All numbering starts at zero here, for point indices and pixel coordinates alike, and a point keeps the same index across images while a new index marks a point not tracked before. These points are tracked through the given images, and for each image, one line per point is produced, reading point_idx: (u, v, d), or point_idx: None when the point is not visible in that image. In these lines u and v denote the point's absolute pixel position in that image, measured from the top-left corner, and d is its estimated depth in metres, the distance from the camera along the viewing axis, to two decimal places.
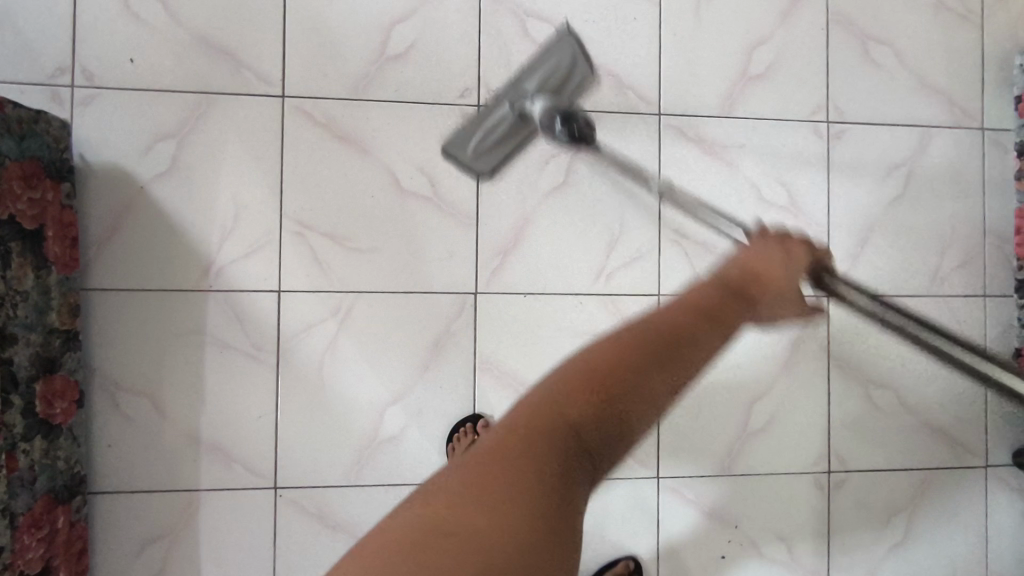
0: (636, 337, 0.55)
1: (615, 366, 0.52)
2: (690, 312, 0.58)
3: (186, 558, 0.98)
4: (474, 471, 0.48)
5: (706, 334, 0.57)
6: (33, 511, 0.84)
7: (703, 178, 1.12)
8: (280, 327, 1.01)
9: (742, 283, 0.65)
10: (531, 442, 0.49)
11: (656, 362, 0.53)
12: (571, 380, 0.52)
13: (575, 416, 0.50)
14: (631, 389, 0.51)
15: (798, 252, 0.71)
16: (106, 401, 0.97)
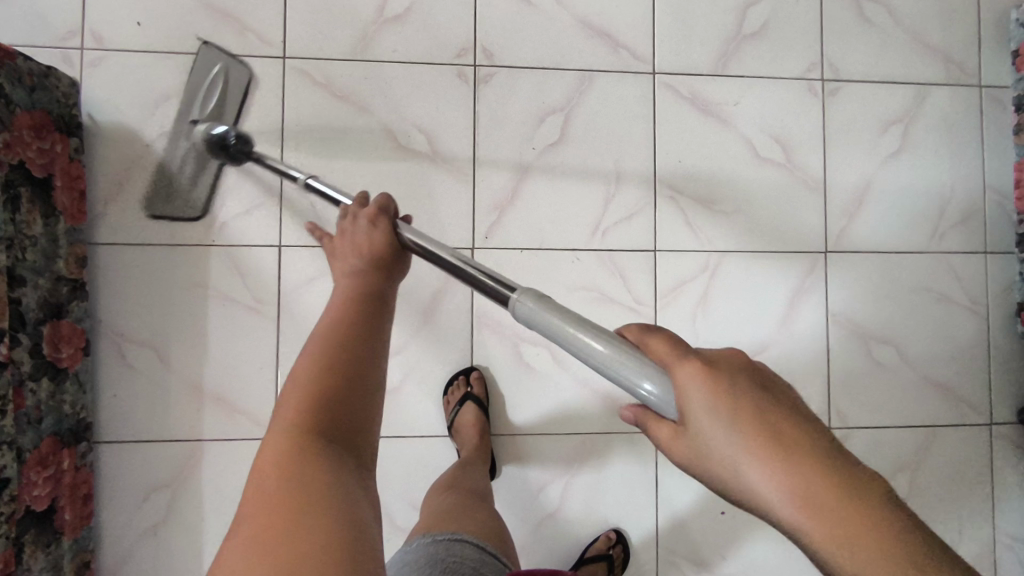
0: (346, 297, 0.64)
1: (319, 366, 0.55)
2: (366, 314, 0.61)
3: (189, 506, 1.00)
4: (260, 508, 0.46)
5: (383, 286, 0.67)
6: (39, 450, 0.86)
7: (700, 135, 1.12)
8: (280, 281, 1.03)
9: (374, 262, 0.68)
10: (288, 454, 0.49)
11: (355, 338, 0.58)
12: (296, 377, 0.54)
13: (319, 406, 0.52)
14: (350, 362, 0.56)
15: (372, 216, 0.72)
16: (112, 353, 0.99)
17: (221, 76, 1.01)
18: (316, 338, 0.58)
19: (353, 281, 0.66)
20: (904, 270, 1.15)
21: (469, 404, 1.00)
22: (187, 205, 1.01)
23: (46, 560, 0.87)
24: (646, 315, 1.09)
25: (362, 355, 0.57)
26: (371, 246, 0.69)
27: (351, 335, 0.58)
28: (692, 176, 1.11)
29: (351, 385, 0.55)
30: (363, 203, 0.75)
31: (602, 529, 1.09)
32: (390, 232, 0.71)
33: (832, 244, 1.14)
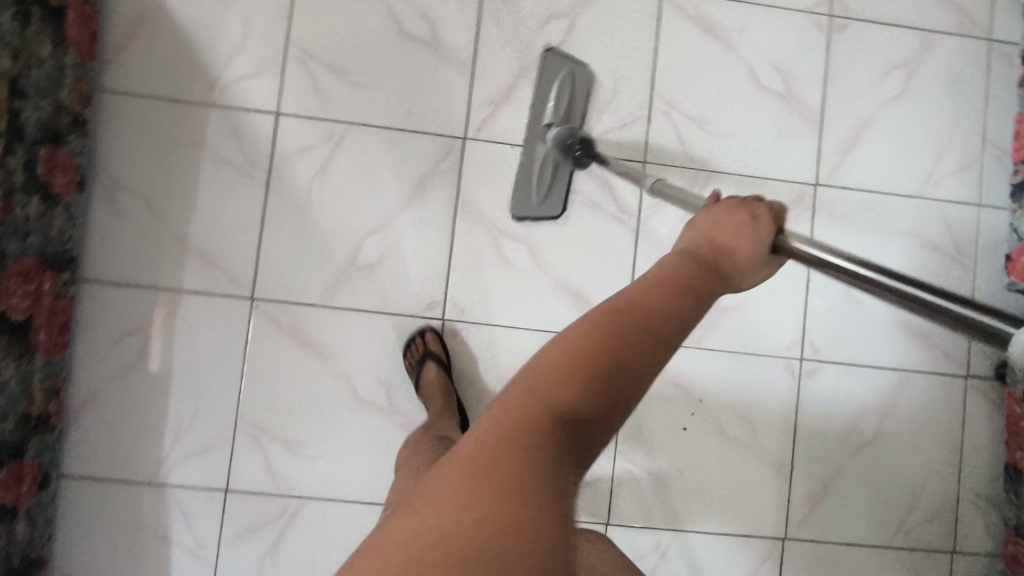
0: (663, 281, 0.52)
1: (605, 353, 0.45)
2: (682, 307, 0.50)
3: (161, 354, 1.03)
4: (477, 465, 0.42)
5: (707, 283, 0.54)
6: (23, 262, 0.89)
7: (702, 55, 1.13)
8: (274, 147, 1.05)
9: (711, 256, 0.58)
10: (535, 431, 0.42)
11: (659, 339, 0.47)
12: (581, 343, 0.45)
13: (580, 399, 0.43)
14: (640, 366, 0.46)
15: (760, 214, 0.62)
16: (104, 196, 1.02)
17: (567, 79, 1.08)
18: (623, 310, 0.48)
19: (692, 262, 0.56)
20: (892, 214, 1.15)
21: (430, 363, 1.01)
22: (546, 206, 1.08)
23: (16, 372, 0.89)
24: (629, 224, 1.10)
25: (656, 363, 0.47)
26: (710, 248, 0.59)
27: (658, 334, 0.47)
28: (690, 94, 1.12)
29: (624, 391, 0.45)
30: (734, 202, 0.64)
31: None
32: (769, 235, 0.61)
33: (822, 178, 1.14)
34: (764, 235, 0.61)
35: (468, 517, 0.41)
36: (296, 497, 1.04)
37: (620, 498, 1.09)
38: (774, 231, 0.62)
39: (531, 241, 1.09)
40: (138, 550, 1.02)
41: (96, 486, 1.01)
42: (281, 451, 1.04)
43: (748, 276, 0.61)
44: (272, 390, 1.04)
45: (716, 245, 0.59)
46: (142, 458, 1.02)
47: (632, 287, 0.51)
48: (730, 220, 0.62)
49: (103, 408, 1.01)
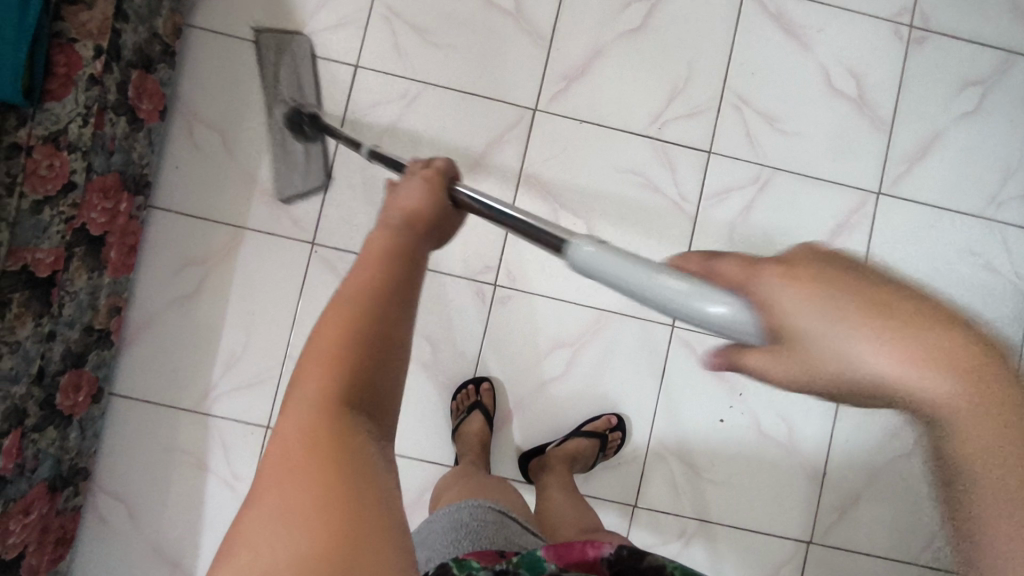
0: (379, 251, 0.46)
1: (344, 335, 0.41)
2: (402, 275, 0.45)
3: (219, 287, 1.05)
4: (267, 513, 0.37)
5: (422, 239, 0.50)
6: (105, 179, 0.90)
7: (777, 53, 1.13)
8: (350, 98, 1.08)
9: (408, 215, 0.51)
10: (311, 443, 0.38)
11: (393, 298, 0.44)
12: (319, 346, 0.41)
13: (335, 391, 0.40)
14: (386, 327, 0.42)
15: (429, 169, 0.56)
16: (182, 128, 1.05)
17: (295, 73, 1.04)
18: (347, 290, 0.43)
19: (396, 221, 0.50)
20: (952, 231, 1.14)
21: (477, 414, 1.03)
22: (308, 175, 1.05)
23: (86, 284, 0.90)
24: (688, 212, 1.11)
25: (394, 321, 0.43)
26: (399, 202, 0.52)
27: (388, 296, 0.43)
28: (762, 89, 1.13)
29: (379, 358, 0.42)
30: (425, 165, 0.58)
31: (604, 411, 1.08)
32: (441, 192, 0.55)
33: (886, 187, 1.14)
34: (421, 178, 0.56)
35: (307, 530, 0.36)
36: None
37: (649, 481, 1.10)
38: (447, 186, 0.56)
39: (590, 217, 1.10)
40: (175, 476, 1.04)
41: (144, 408, 1.04)
42: None
43: (446, 231, 0.55)
44: None
45: (409, 201, 0.52)
46: (191, 385, 1.04)
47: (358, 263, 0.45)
48: (421, 180, 0.55)
49: (159, 332, 1.04)
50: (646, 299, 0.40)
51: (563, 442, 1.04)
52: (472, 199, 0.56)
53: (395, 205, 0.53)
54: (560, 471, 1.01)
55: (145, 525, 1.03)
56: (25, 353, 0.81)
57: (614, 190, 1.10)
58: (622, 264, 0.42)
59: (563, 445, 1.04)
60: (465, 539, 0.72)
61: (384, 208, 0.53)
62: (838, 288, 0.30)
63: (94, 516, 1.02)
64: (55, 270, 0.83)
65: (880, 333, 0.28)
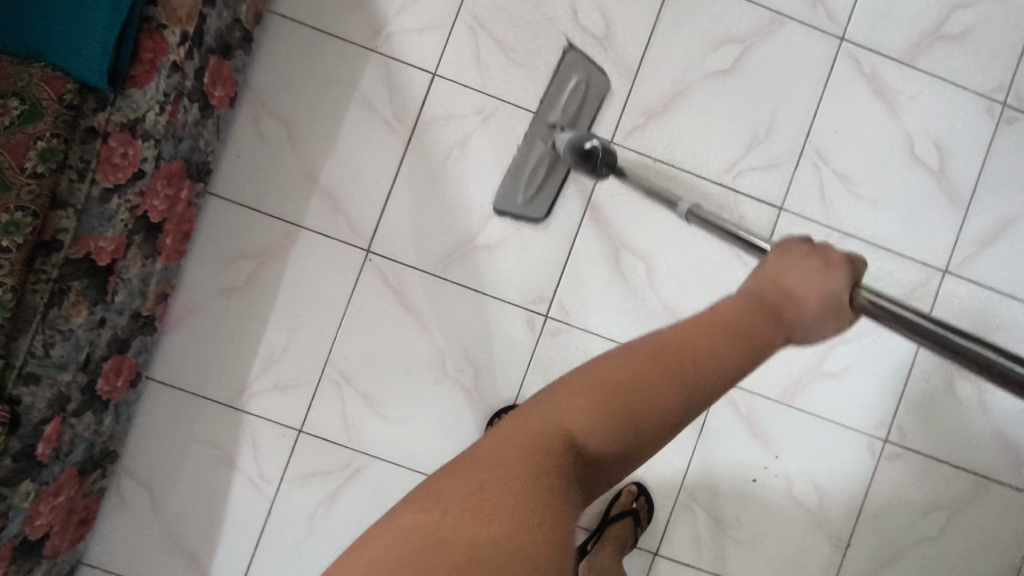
0: (727, 321, 0.60)
1: (625, 384, 0.54)
2: (733, 350, 0.58)
3: (269, 282, 1.03)
4: (528, 439, 0.53)
5: (760, 319, 0.61)
6: (171, 166, 0.88)
7: (863, 115, 1.10)
8: (422, 107, 1.04)
9: (776, 299, 0.63)
10: (568, 424, 0.53)
11: (711, 371, 0.56)
12: (632, 363, 0.55)
13: (624, 408, 0.53)
14: (670, 402, 0.54)
15: (836, 262, 0.64)
16: (249, 117, 1.02)
17: None
18: (684, 358, 0.56)
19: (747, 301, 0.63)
20: (1014, 318, 1.11)
21: None
22: None
23: (140, 270, 0.89)
24: (749, 266, 1.08)
25: (702, 384, 0.55)
26: (783, 294, 0.64)
27: (711, 367, 0.56)
28: (843, 150, 1.09)
29: (651, 424, 0.53)
30: (841, 259, 0.65)
31: (623, 482, 1.08)
32: (839, 284, 0.63)
33: (953, 267, 1.11)
34: (840, 281, 0.63)
35: (514, 473, 0.51)
36: (362, 454, 1.03)
37: (671, 532, 1.08)
38: (849, 287, 0.64)
39: (650, 258, 1.07)
40: (201, 467, 1.02)
41: (180, 395, 1.02)
42: (360, 406, 1.03)
43: (797, 311, 0.63)
44: (365, 344, 1.04)
45: (785, 295, 0.63)
46: (226, 379, 1.03)
47: (701, 324, 0.59)
48: (797, 268, 0.65)
49: (202, 321, 1.02)
50: None
51: (601, 535, 1.03)
52: (875, 304, 0.63)
53: (775, 284, 0.65)
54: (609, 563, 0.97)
55: (163, 511, 1.02)
56: (77, 342, 0.80)
57: (678, 233, 1.07)
58: None
59: (603, 535, 1.03)
60: None
61: (765, 276, 0.66)
62: None
63: (117, 499, 1.01)
64: (115, 259, 0.81)
65: None
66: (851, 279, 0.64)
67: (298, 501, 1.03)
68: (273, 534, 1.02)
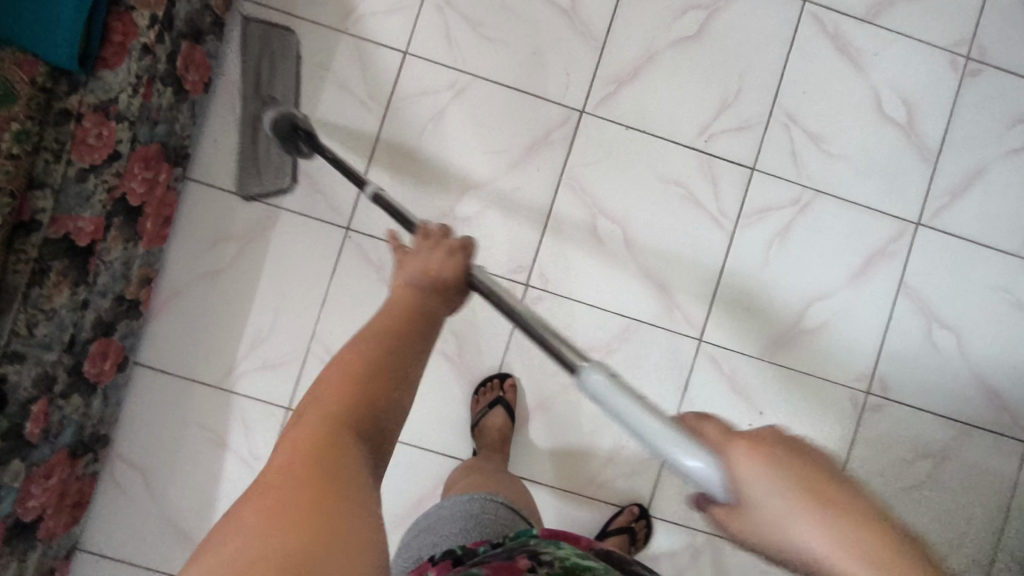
0: (388, 325, 0.57)
1: (354, 375, 0.50)
2: (404, 342, 0.55)
3: (252, 264, 1.04)
4: (263, 502, 0.42)
5: (426, 323, 0.61)
6: (147, 149, 0.89)
7: (830, 75, 1.11)
8: (395, 84, 1.06)
9: (420, 303, 0.64)
10: (297, 465, 0.44)
11: (396, 363, 0.53)
12: (330, 385, 0.50)
13: (336, 420, 0.48)
14: (382, 399, 0.50)
15: (450, 247, 0.73)
16: (224, 102, 1.04)
17: None
18: (351, 359, 0.52)
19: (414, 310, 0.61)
20: (987, 266, 1.13)
21: (499, 408, 1.03)
22: None
23: (122, 254, 0.90)
24: (725, 227, 1.10)
25: (398, 372, 0.52)
26: (405, 300, 0.63)
27: (388, 356, 0.53)
28: (811, 109, 1.11)
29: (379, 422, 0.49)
30: (442, 235, 0.77)
31: (625, 502, 1.09)
32: (461, 274, 0.71)
33: (925, 218, 1.13)
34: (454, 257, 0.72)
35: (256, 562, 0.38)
36: None
37: (659, 493, 1.10)
38: (465, 270, 0.72)
39: (626, 223, 1.08)
40: (193, 449, 1.04)
41: (169, 378, 1.04)
42: None
43: (445, 311, 0.65)
44: (350, 320, 1.05)
45: (404, 298, 0.64)
46: (214, 361, 1.04)
47: (365, 331, 0.56)
48: (434, 250, 0.72)
49: (187, 304, 1.04)
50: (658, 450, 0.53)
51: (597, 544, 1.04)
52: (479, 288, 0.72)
53: (402, 300, 0.64)
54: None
55: (158, 493, 1.03)
56: (60, 322, 0.82)
57: (653, 196, 1.09)
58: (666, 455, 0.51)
59: None
60: (474, 530, 0.78)
61: (405, 283, 0.68)
62: (770, 458, 0.44)
63: (111, 484, 1.02)
64: (95, 240, 0.84)
65: (819, 524, 0.40)
66: (463, 274, 0.72)
67: None
68: None
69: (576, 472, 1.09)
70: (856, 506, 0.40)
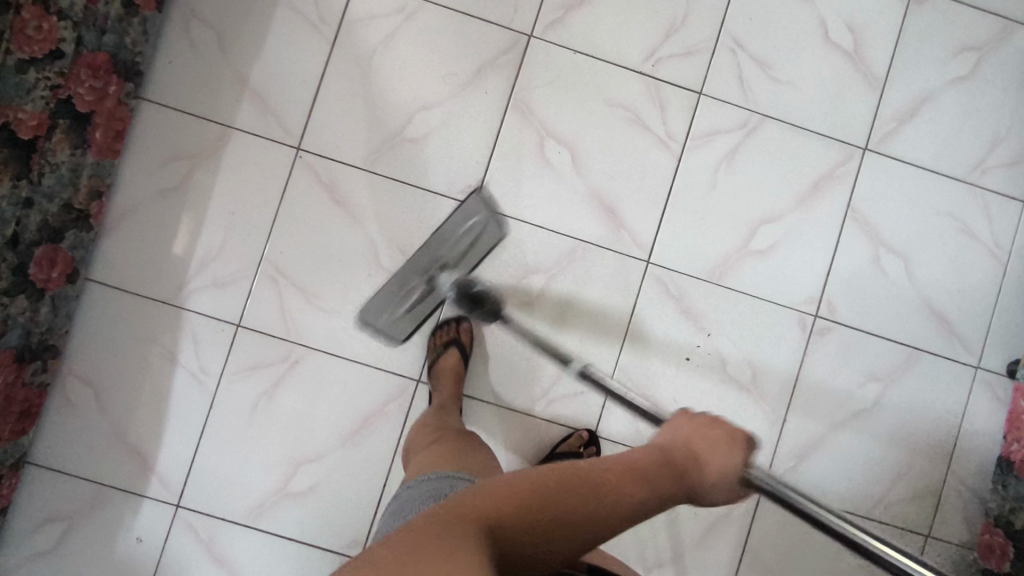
0: (647, 460, 0.63)
1: (558, 483, 0.56)
2: (658, 486, 0.60)
3: (204, 183, 1.06)
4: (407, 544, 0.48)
5: (669, 478, 0.62)
6: (95, 57, 0.92)
7: (777, 1, 1.13)
8: (346, 8, 1.08)
9: (684, 461, 0.64)
10: (455, 521, 0.50)
11: (615, 501, 0.57)
12: (526, 476, 0.56)
13: (511, 512, 0.53)
14: (555, 506, 0.54)
15: (733, 438, 0.66)
16: (177, 23, 1.06)
17: None
18: (581, 469, 0.58)
19: (657, 459, 0.63)
20: (934, 192, 1.15)
21: (454, 348, 1.03)
22: None
23: (68, 159, 0.92)
24: (672, 151, 1.11)
25: (600, 508, 0.56)
26: (706, 462, 0.64)
27: (630, 497, 0.57)
28: (758, 36, 1.13)
29: (541, 529, 0.53)
30: (707, 421, 0.69)
31: (577, 428, 1.09)
32: (739, 458, 0.65)
33: (872, 144, 1.14)
34: (739, 457, 0.65)
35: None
36: (301, 345, 1.06)
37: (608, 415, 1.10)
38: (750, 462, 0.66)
39: (575, 147, 1.10)
40: (143, 365, 1.05)
41: (119, 295, 1.05)
42: (297, 298, 1.06)
43: (715, 478, 0.64)
44: (299, 239, 1.07)
45: (689, 453, 0.65)
46: (165, 278, 1.05)
47: (629, 462, 0.61)
48: (708, 439, 0.66)
49: (139, 223, 1.05)
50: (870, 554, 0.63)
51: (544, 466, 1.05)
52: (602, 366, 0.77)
53: (669, 447, 0.66)
54: None
55: (109, 409, 1.04)
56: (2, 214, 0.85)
57: (601, 121, 1.10)
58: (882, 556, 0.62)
59: None
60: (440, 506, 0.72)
61: (661, 440, 0.67)
62: None
63: (62, 397, 1.03)
64: (37, 134, 0.86)
65: None
66: (745, 450, 0.67)
67: (241, 393, 1.05)
68: (218, 426, 1.05)
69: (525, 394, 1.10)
70: None
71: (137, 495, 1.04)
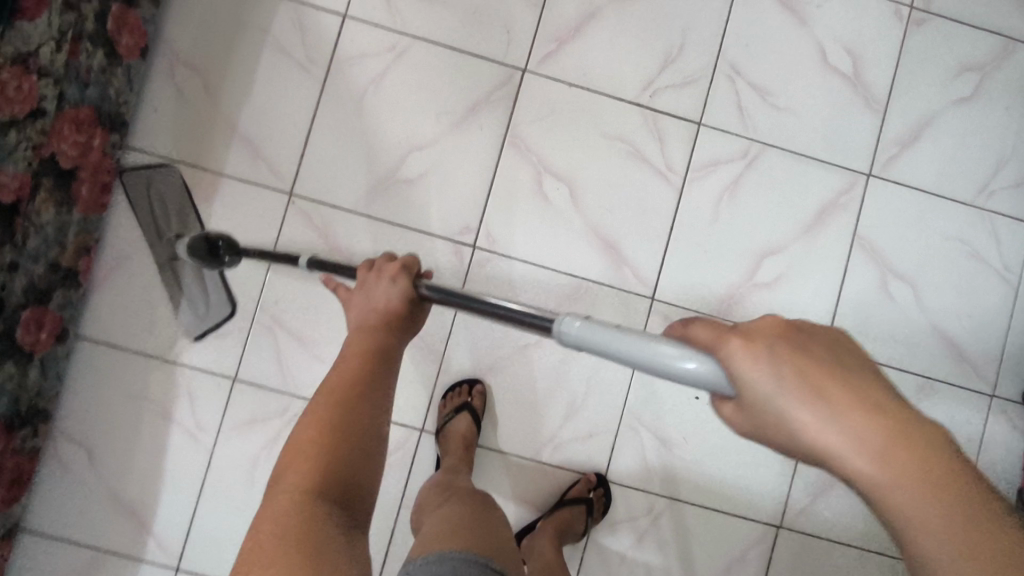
0: (364, 349, 0.68)
1: (330, 407, 0.60)
2: (377, 363, 0.67)
3: (196, 233, 1.03)
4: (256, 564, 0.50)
5: (391, 336, 0.71)
6: (78, 111, 0.89)
7: (774, 27, 1.11)
8: (336, 49, 1.05)
9: (383, 320, 0.72)
10: (287, 523, 0.52)
11: (355, 391, 0.62)
12: (303, 433, 0.59)
13: (313, 473, 0.55)
14: (348, 427, 0.59)
15: (394, 271, 0.75)
16: (164, 69, 1.03)
17: None
18: (319, 414, 0.60)
19: (363, 348, 0.68)
20: (941, 216, 1.13)
21: (465, 413, 1.01)
22: None
23: (54, 218, 0.89)
24: (673, 183, 1.09)
25: (356, 406, 0.61)
26: (378, 312, 0.73)
27: (336, 386, 0.63)
28: (757, 63, 1.10)
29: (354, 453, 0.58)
30: (386, 260, 0.78)
31: (585, 470, 1.08)
32: (409, 286, 0.74)
33: (877, 169, 1.12)
34: (401, 285, 0.74)
35: None
36: (300, 398, 1.03)
37: (618, 456, 1.08)
38: (413, 284, 0.74)
39: (574, 183, 1.08)
40: (138, 423, 1.02)
41: (110, 351, 1.02)
42: (294, 349, 1.03)
43: (411, 313, 0.74)
44: (297, 288, 1.04)
45: (381, 312, 0.73)
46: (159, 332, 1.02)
47: (348, 352, 0.68)
48: (379, 292, 0.74)
49: (129, 277, 1.02)
50: (636, 363, 0.49)
51: (552, 514, 1.03)
52: (431, 293, 0.73)
53: (374, 307, 0.73)
54: (548, 545, 0.98)
55: (103, 470, 1.01)
56: None
57: (599, 155, 1.08)
58: (649, 354, 0.48)
59: (550, 517, 1.03)
60: None
61: (362, 308, 0.74)
62: (762, 346, 0.43)
63: (54, 460, 1.00)
64: (20, 196, 0.84)
65: (807, 391, 0.41)
66: (411, 281, 0.75)
67: (240, 449, 1.02)
68: (217, 484, 1.02)
69: (533, 437, 1.08)
70: (853, 381, 0.41)
71: (135, 559, 1.01)
